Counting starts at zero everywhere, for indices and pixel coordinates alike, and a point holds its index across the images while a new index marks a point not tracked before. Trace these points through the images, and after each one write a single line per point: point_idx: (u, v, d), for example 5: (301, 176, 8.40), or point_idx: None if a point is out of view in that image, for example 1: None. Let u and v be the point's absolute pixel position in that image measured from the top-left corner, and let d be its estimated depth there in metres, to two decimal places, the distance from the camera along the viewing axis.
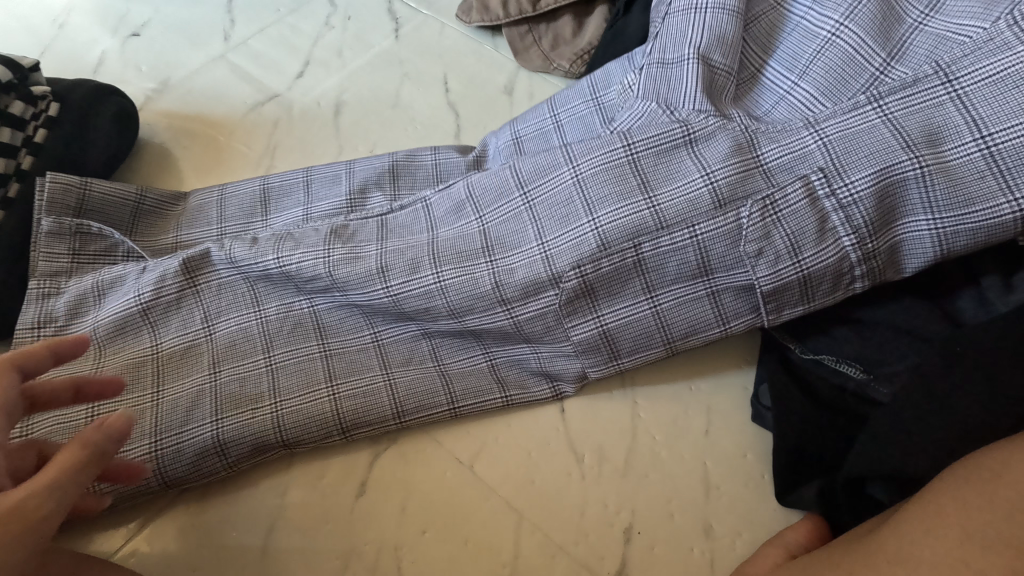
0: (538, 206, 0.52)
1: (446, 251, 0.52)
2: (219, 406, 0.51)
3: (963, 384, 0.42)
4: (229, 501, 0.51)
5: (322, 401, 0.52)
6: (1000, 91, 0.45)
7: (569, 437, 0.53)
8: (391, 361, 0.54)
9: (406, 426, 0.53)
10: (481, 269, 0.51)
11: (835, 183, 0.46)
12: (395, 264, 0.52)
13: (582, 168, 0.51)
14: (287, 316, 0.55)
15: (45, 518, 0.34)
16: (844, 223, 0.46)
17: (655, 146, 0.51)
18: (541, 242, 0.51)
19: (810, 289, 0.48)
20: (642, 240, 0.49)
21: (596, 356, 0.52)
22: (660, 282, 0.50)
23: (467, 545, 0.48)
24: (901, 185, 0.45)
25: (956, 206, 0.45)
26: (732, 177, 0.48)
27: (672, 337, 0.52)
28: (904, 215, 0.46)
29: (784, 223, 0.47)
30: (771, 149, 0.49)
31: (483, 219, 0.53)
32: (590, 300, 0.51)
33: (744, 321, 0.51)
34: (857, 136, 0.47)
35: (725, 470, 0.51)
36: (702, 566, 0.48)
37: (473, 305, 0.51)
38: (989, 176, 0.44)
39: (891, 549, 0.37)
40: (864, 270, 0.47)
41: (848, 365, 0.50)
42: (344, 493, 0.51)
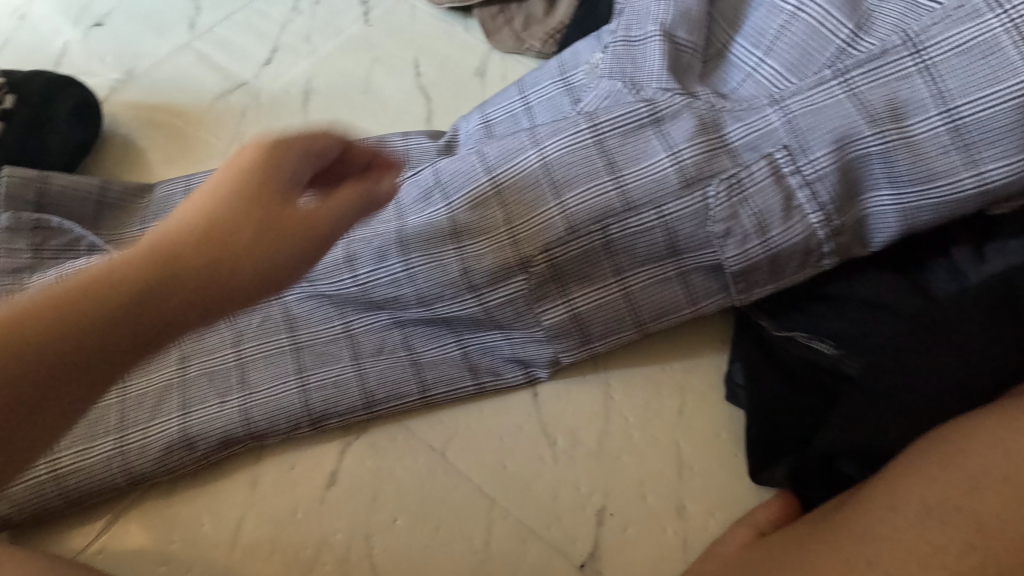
0: (504, 191, 0.50)
1: (413, 239, 0.51)
2: (186, 399, 0.51)
3: (931, 358, 0.43)
4: (200, 495, 0.50)
5: (291, 392, 0.51)
6: (970, 61, 0.43)
7: (541, 421, 0.53)
8: (362, 351, 0.53)
9: (377, 416, 0.52)
10: (450, 256, 0.50)
11: (800, 162, 0.46)
12: (362, 253, 0.53)
13: (547, 150, 0.50)
14: (257, 309, 0.55)
15: (320, 234, 0.36)
16: (810, 200, 0.46)
17: (621, 125, 0.49)
18: (509, 226, 0.49)
19: (779, 267, 0.48)
20: (609, 221, 0.48)
21: (568, 341, 0.52)
22: (628, 263, 0.49)
23: (439, 532, 0.48)
24: (863, 162, 0.45)
25: (920, 182, 0.44)
26: (699, 156, 0.47)
27: (643, 319, 0.51)
28: (868, 190, 0.46)
29: (751, 202, 0.46)
30: (736, 127, 0.48)
31: (451, 206, 0.51)
32: (558, 283, 0.50)
33: (714, 300, 0.50)
34: (821, 112, 0.46)
35: (698, 450, 0.51)
36: (675, 546, 0.48)
37: (442, 292, 0.51)
38: (952, 151, 0.43)
39: (852, 526, 0.37)
40: (832, 246, 0.47)
41: (822, 340, 0.50)
42: (315, 482, 0.50)
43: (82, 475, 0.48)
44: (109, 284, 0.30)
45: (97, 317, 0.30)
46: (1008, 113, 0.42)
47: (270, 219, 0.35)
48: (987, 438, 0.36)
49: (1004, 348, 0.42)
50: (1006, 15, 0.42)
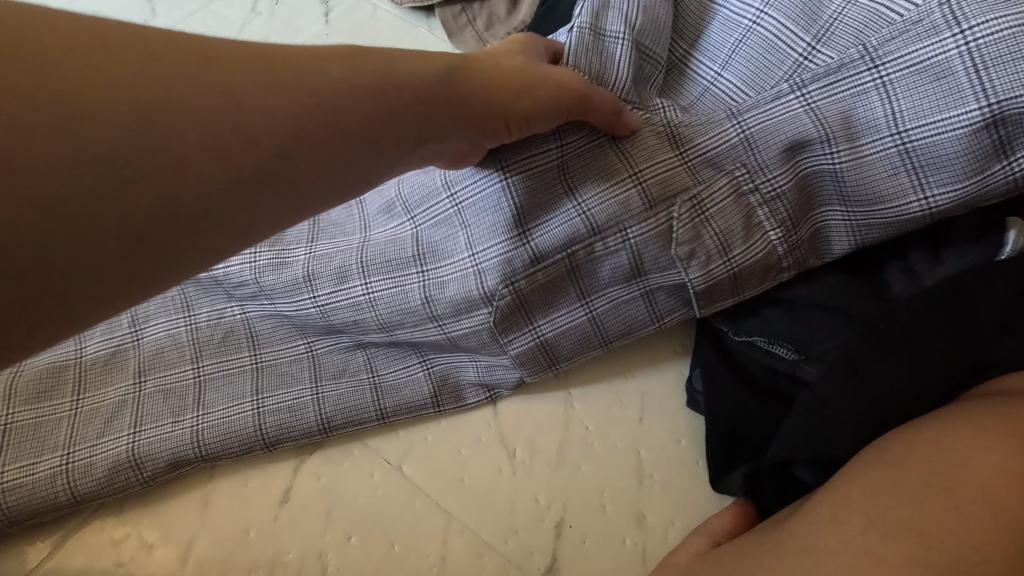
0: (466, 212, 0.49)
1: (374, 260, 0.51)
2: (138, 417, 0.49)
3: (882, 361, 0.43)
4: (149, 516, 0.49)
5: (245, 414, 0.50)
6: (925, 81, 0.42)
7: (501, 434, 0.52)
8: (322, 374, 0.52)
9: (332, 435, 0.51)
10: (412, 281, 0.50)
11: (755, 182, 0.46)
12: (322, 274, 0.51)
13: (511, 169, 0.46)
14: (218, 324, 0.53)
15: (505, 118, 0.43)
16: (770, 218, 0.46)
17: (586, 144, 0.47)
18: (471, 252, 0.48)
19: (740, 283, 0.48)
20: (576, 249, 0.47)
21: (535, 365, 0.51)
22: (593, 287, 0.48)
23: (393, 548, 0.47)
24: (817, 178, 0.45)
25: (869, 203, 0.45)
26: (660, 173, 0.46)
27: (609, 338, 0.51)
28: (822, 205, 0.46)
29: (711, 224, 0.46)
30: (695, 143, 0.47)
31: (415, 221, 0.52)
32: (523, 311, 0.49)
33: (677, 315, 0.50)
34: (775, 129, 0.45)
35: (658, 458, 0.51)
36: (632, 557, 0.47)
37: (403, 320, 0.50)
38: (904, 173, 0.43)
39: (799, 538, 0.38)
40: (791, 261, 0.47)
41: (780, 345, 0.49)
42: (267, 500, 0.49)
43: (25, 494, 0.47)
44: (198, 170, 0.33)
45: (126, 221, 0.31)
46: (958, 141, 0.41)
47: (334, 126, 0.37)
48: (928, 446, 0.37)
49: (953, 349, 0.42)
50: (963, 36, 0.41)
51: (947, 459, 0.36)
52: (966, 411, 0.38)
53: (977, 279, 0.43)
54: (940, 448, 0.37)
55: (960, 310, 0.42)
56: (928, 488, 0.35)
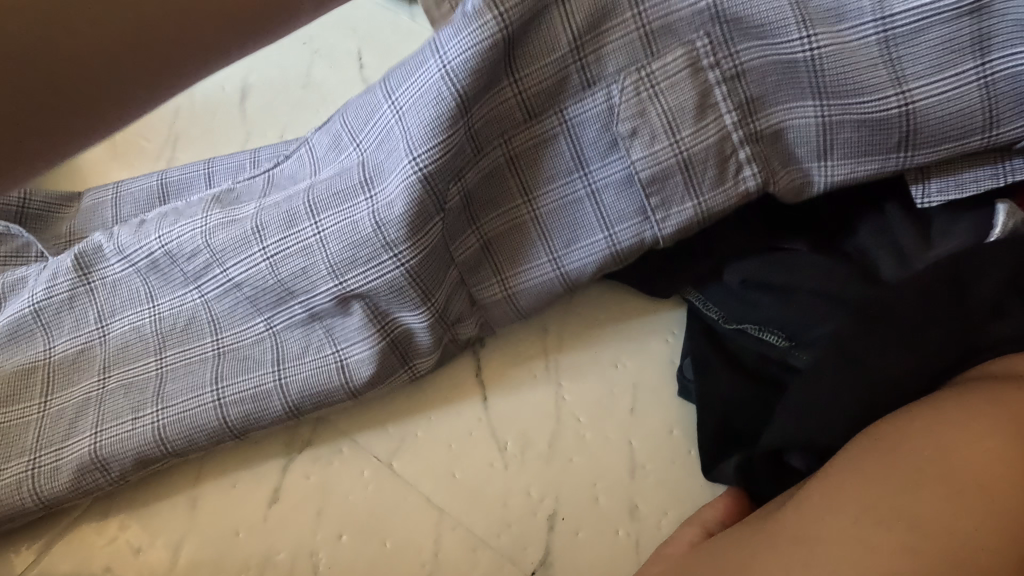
0: (406, 114, 0.46)
1: (322, 197, 0.47)
2: (100, 416, 0.48)
3: (873, 346, 0.43)
4: (134, 519, 0.48)
5: (206, 406, 0.48)
6: (925, 3, 0.44)
7: (492, 428, 0.51)
8: (286, 354, 0.50)
9: (303, 416, 0.50)
10: (360, 209, 0.46)
11: (749, 130, 0.46)
12: (270, 222, 0.47)
13: (453, 63, 0.44)
14: (179, 312, 0.51)
15: None
16: (725, 99, 0.45)
17: (543, 55, 0.46)
18: (410, 155, 0.45)
19: (693, 176, 0.46)
20: (510, 136, 0.48)
21: (481, 271, 0.51)
22: (534, 178, 0.49)
23: (386, 546, 0.47)
24: (793, 67, 0.45)
25: (860, 157, 0.46)
26: (643, 116, 0.46)
27: (557, 245, 0.50)
28: (790, 99, 0.45)
29: (677, 154, 0.46)
30: (653, 3, 0.45)
31: (360, 147, 0.49)
32: (492, 257, 0.51)
33: (632, 224, 0.48)
34: (784, 79, 0.45)
35: (650, 449, 0.50)
36: (627, 549, 0.47)
37: (355, 256, 0.46)
38: (884, 71, 0.45)
39: (793, 528, 0.38)
40: (746, 154, 0.46)
41: (770, 333, 0.49)
42: (256, 501, 0.49)
43: None
44: None
45: None
46: (953, 97, 0.44)
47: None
48: (921, 434, 0.38)
49: (944, 334, 0.42)
50: None
51: (941, 444, 0.37)
52: (960, 397, 0.39)
53: (970, 263, 0.43)
54: (932, 435, 0.37)
55: (952, 295, 0.43)
56: (919, 476, 0.36)
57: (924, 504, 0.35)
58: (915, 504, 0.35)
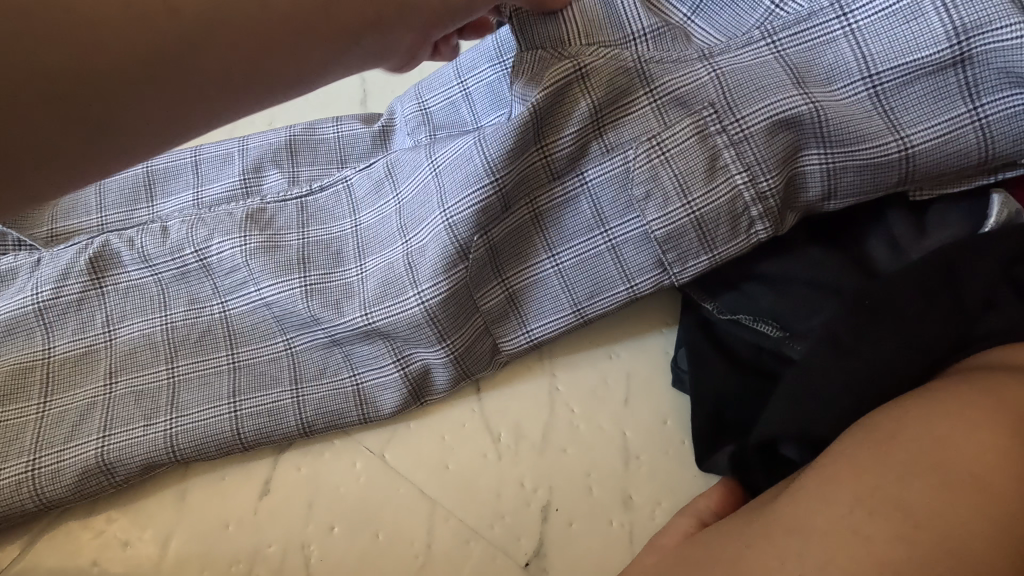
0: (443, 173, 0.48)
1: (373, 241, 0.51)
2: (109, 420, 0.47)
3: (867, 337, 0.43)
4: (121, 513, 0.47)
5: (223, 419, 0.48)
6: (893, 26, 0.45)
7: (486, 420, 0.51)
8: (303, 375, 0.50)
9: (310, 432, 0.49)
10: (398, 251, 0.49)
11: (760, 177, 0.45)
12: (318, 256, 0.51)
13: (486, 132, 0.46)
14: (195, 323, 0.51)
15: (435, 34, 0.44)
16: (735, 161, 0.45)
17: (567, 117, 0.46)
18: (443, 210, 0.47)
19: (708, 232, 0.47)
20: (537, 195, 0.49)
21: (506, 324, 0.51)
22: (558, 236, 0.50)
23: (378, 537, 0.47)
24: (796, 123, 0.45)
25: (862, 193, 0.46)
26: (657, 172, 0.46)
27: (579, 299, 0.50)
28: (799, 150, 0.46)
29: (693, 212, 0.46)
30: (663, 82, 0.46)
31: (400, 195, 0.51)
32: (516, 310, 0.51)
33: (650, 277, 0.49)
34: (784, 128, 0.45)
35: (644, 440, 0.50)
36: (621, 539, 0.47)
37: (386, 293, 0.48)
38: (878, 116, 0.45)
39: (788, 519, 0.38)
40: (760, 209, 0.46)
41: (765, 323, 0.49)
42: (246, 495, 0.48)
43: None
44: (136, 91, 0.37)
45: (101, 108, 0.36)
46: (949, 142, 0.44)
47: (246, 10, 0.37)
48: (914, 423, 0.38)
49: (937, 325, 0.43)
50: None
51: (931, 433, 0.37)
52: (953, 386, 0.39)
53: (964, 257, 0.43)
54: (926, 424, 0.37)
55: (945, 287, 0.43)
56: (914, 466, 0.36)
57: (919, 493, 0.35)
58: (911, 494, 0.35)
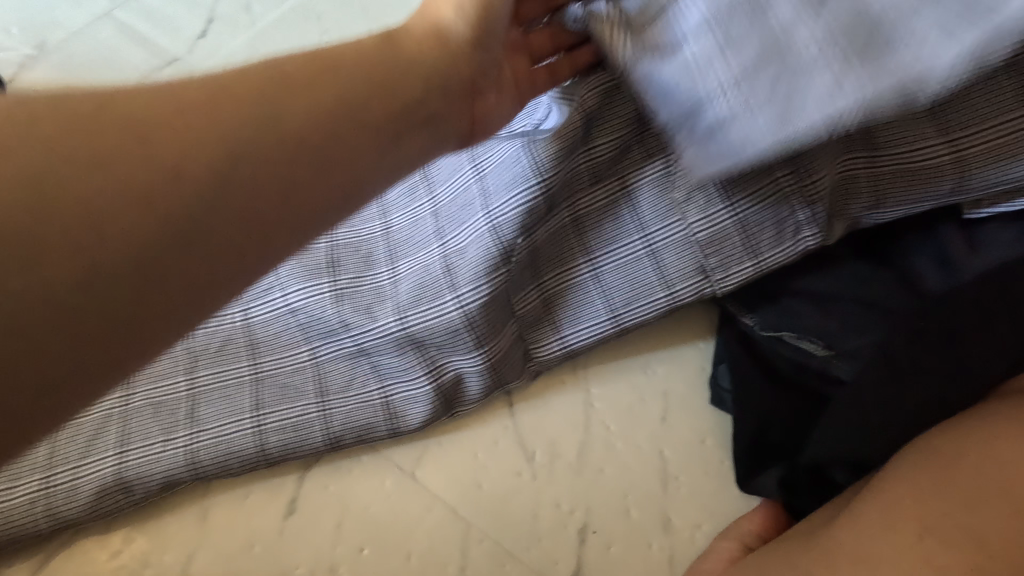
0: (487, 176, 0.45)
1: (403, 245, 0.49)
2: (126, 434, 0.45)
3: (924, 358, 0.41)
4: (139, 532, 0.45)
5: (246, 433, 0.45)
6: None
7: (520, 437, 0.49)
8: (329, 388, 0.47)
9: (339, 447, 0.47)
10: (433, 254, 0.47)
11: (813, 179, 0.43)
12: (347, 259, 0.50)
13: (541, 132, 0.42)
14: (216, 332, 0.49)
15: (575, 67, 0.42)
16: (784, 163, 0.43)
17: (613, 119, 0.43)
18: (486, 212, 0.44)
19: (753, 236, 0.45)
20: (576, 197, 0.46)
21: (539, 330, 0.49)
22: (598, 241, 0.47)
23: (410, 560, 0.45)
24: (846, 125, 0.42)
25: (908, 206, 0.45)
26: (695, 175, 0.43)
27: (615, 306, 0.48)
28: (846, 151, 0.43)
29: (738, 215, 0.44)
30: None
31: (435, 199, 0.49)
32: (551, 317, 0.49)
33: (690, 283, 0.47)
34: (837, 134, 0.42)
35: (683, 459, 0.48)
36: (661, 563, 0.45)
37: (422, 296, 0.46)
38: (926, 119, 0.43)
39: (850, 549, 0.37)
40: (807, 216, 0.44)
41: (810, 341, 0.47)
42: (271, 513, 0.46)
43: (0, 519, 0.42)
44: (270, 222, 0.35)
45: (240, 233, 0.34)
46: (1003, 151, 0.43)
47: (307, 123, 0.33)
48: (980, 449, 0.37)
49: (996, 345, 0.41)
50: None
51: (999, 461, 0.36)
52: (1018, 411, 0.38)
53: (1023, 276, 0.42)
54: (994, 451, 0.36)
55: (1003, 306, 0.41)
56: (982, 495, 0.35)
57: (992, 523, 0.34)
58: (983, 524, 0.34)
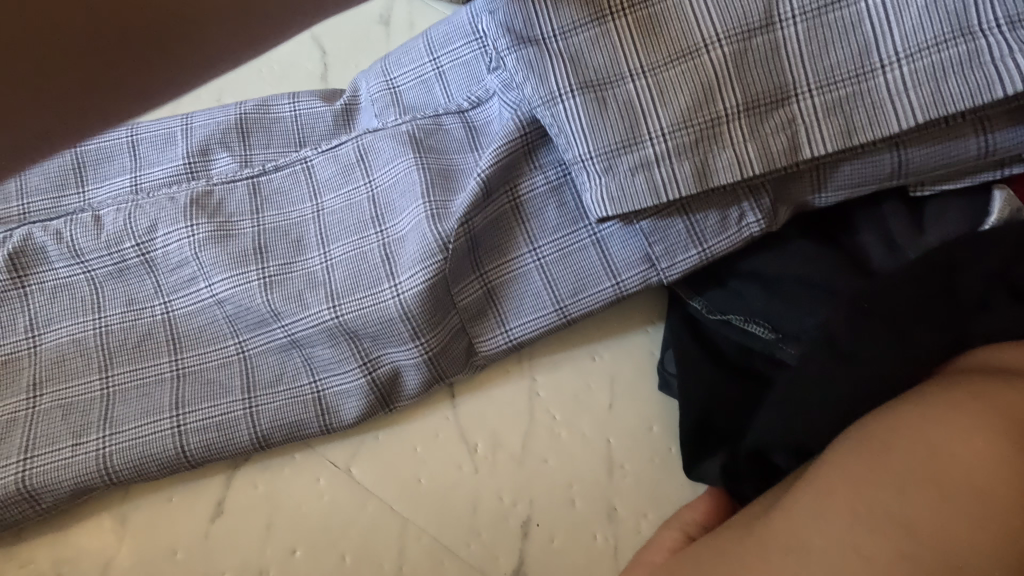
0: (425, 166, 0.45)
1: (334, 227, 0.47)
2: (31, 439, 0.42)
3: (865, 341, 0.41)
4: (55, 539, 0.43)
5: (164, 434, 0.43)
6: None
7: (460, 428, 0.47)
8: (256, 382, 0.44)
9: (267, 446, 0.45)
10: (372, 241, 0.46)
11: (708, 47, 0.40)
12: (277, 245, 0.46)
13: (473, 117, 0.48)
14: (133, 327, 0.45)
15: None
16: (783, 130, 0.41)
17: (580, 120, 0.41)
18: (425, 201, 0.44)
19: (696, 224, 0.44)
20: (520, 184, 0.45)
21: (482, 321, 0.46)
22: (540, 230, 0.46)
23: (344, 560, 0.43)
24: (834, 75, 0.40)
25: (933, 107, 0.39)
26: (671, 110, 0.40)
27: (562, 297, 0.46)
28: (847, 105, 0.40)
29: (725, 146, 0.41)
30: (683, 31, 0.41)
31: (373, 182, 0.47)
32: (495, 308, 0.46)
33: (637, 274, 0.45)
34: (824, 44, 0.40)
35: (629, 448, 0.47)
36: (605, 553, 0.44)
37: (357, 283, 0.45)
38: (939, 24, 0.39)
39: (785, 538, 0.36)
40: (755, 205, 0.43)
41: (756, 323, 0.46)
42: (197, 515, 0.44)
43: None
44: None
45: None
46: None
47: None
48: (910, 433, 0.36)
49: (934, 329, 0.40)
50: None
51: (930, 443, 0.35)
52: (953, 394, 0.37)
53: (959, 256, 0.41)
54: (926, 433, 0.35)
55: (944, 284, 0.41)
56: (915, 479, 0.34)
57: (923, 508, 0.33)
58: (914, 510, 0.33)
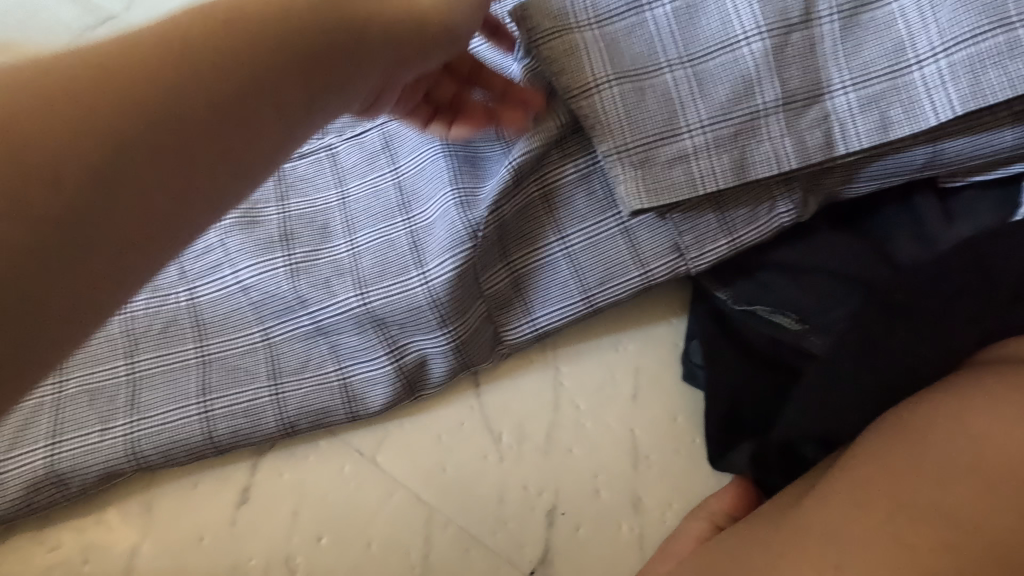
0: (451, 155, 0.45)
1: (361, 215, 0.47)
2: (58, 424, 0.42)
3: (896, 334, 0.40)
4: (80, 525, 0.43)
5: (191, 420, 0.43)
6: None
7: (486, 417, 0.47)
8: (282, 369, 0.44)
9: (294, 433, 0.44)
10: (398, 229, 0.45)
11: (747, 40, 0.40)
12: (303, 232, 0.46)
13: None
14: (158, 313, 0.45)
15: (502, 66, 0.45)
16: (819, 125, 0.40)
17: (617, 113, 0.41)
18: (452, 188, 0.44)
19: (727, 215, 0.44)
20: (548, 172, 0.45)
21: (508, 310, 0.46)
22: (568, 217, 0.45)
23: (371, 548, 0.43)
24: (868, 72, 0.40)
25: (972, 99, 0.39)
26: (709, 101, 0.40)
27: (588, 286, 0.45)
28: (883, 99, 0.40)
29: (762, 139, 0.40)
30: (717, 24, 0.40)
31: (399, 170, 0.47)
32: (521, 296, 0.46)
33: (665, 264, 0.45)
34: (858, 44, 0.40)
35: (654, 438, 0.47)
36: (632, 543, 0.44)
37: (385, 270, 0.44)
38: (978, 17, 0.38)
39: (821, 526, 0.35)
40: (786, 197, 0.43)
41: (782, 314, 0.46)
42: (223, 501, 0.44)
43: None
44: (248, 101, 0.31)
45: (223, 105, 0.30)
46: None
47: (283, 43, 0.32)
48: (945, 425, 0.36)
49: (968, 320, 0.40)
50: None
51: (965, 434, 0.35)
52: (988, 385, 0.37)
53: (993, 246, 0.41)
54: (961, 425, 0.35)
55: (980, 274, 0.40)
56: (951, 469, 0.34)
57: (960, 499, 0.33)
58: (951, 500, 0.33)
